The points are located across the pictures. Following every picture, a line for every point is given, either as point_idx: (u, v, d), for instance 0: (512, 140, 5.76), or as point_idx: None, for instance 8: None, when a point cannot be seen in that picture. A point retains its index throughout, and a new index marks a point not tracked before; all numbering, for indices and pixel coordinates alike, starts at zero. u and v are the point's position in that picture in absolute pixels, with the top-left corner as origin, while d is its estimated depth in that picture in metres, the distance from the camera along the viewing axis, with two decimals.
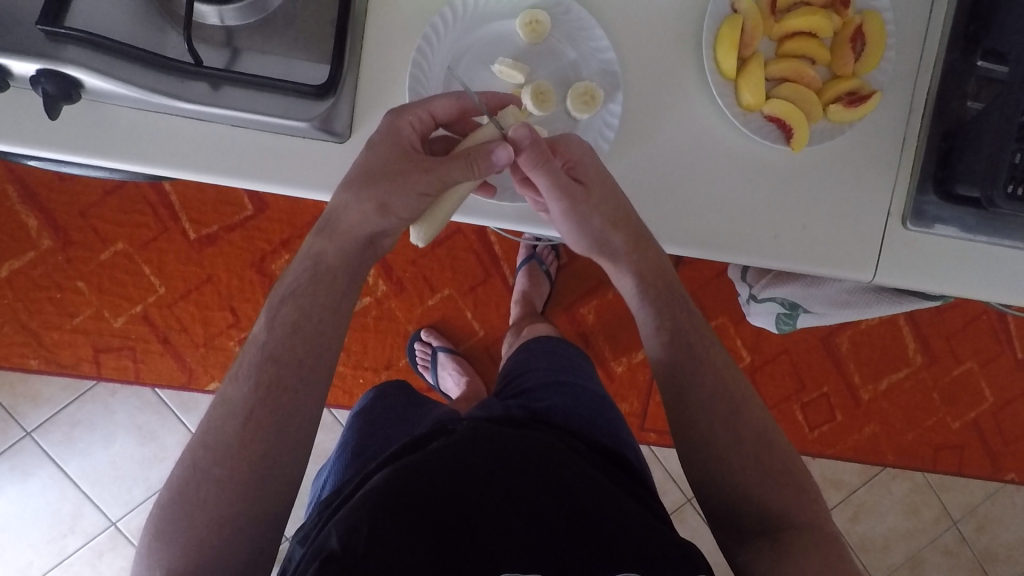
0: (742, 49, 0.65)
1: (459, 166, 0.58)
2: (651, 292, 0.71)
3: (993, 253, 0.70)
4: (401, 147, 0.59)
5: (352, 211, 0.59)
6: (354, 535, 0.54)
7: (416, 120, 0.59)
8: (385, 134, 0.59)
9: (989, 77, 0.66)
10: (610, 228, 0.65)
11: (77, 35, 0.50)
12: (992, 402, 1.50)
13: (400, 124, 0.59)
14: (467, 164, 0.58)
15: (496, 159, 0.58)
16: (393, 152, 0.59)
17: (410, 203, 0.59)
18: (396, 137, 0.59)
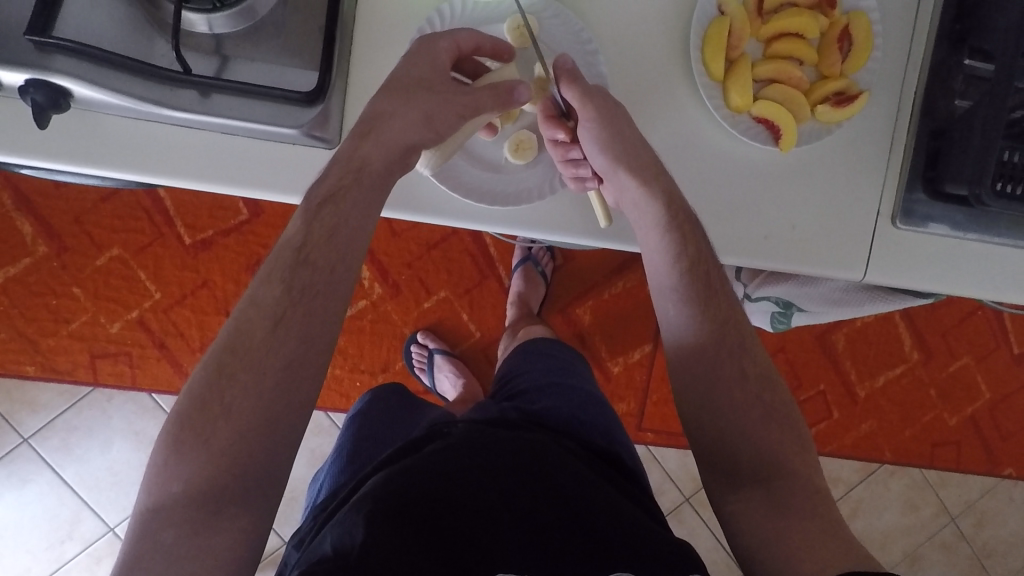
0: (730, 51, 0.66)
1: (490, 91, 0.60)
2: (682, 231, 0.65)
3: (984, 250, 0.70)
4: (433, 69, 0.60)
5: (396, 119, 0.59)
6: (351, 536, 0.54)
7: (448, 49, 0.60)
8: (419, 54, 0.60)
9: (975, 75, 0.67)
10: (640, 159, 0.64)
11: (66, 45, 0.50)
12: (989, 398, 1.51)
13: (435, 46, 0.60)
14: (496, 93, 0.61)
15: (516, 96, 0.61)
16: (427, 70, 0.60)
17: (437, 114, 0.59)
18: (429, 58, 0.60)
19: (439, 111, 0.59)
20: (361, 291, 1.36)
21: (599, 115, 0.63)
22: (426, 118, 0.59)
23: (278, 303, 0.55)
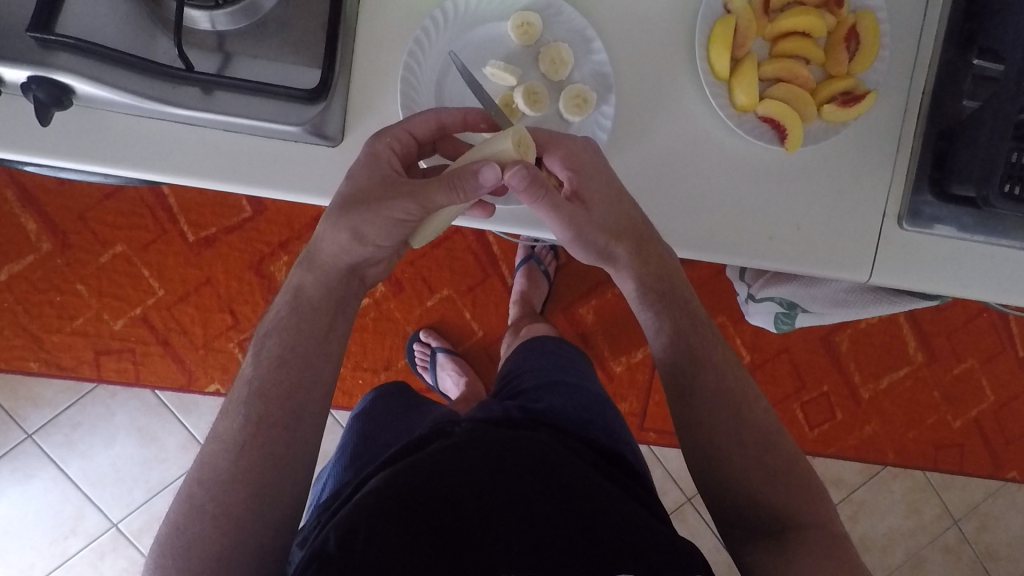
0: (736, 49, 0.65)
1: (442, 192, 0.55)
2: (652, 295, 0.68)
3: (990, 252, 0.69)
4: (382, 174, 0.59)
5: (329, 240, 0.61)
6: (353, 537, 0.55)
7: (397, 143, 0.60)
8: (365, 161, 0.59)
9: (985, 76, 0.66)
10: (611, 239, 0.64)
11: (68, 42, 0.50)
12: (993, 400, 1.50)
13: (379, 149, 0.59)
14: (449, 190, 0.54)
15: (481, 181, 0.54)
16: (375, 177, 0.58)
17: (390, 227, 0.59)
18: (378, 162, 0.59)
19: (390, 223, 0.58)
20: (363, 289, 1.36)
21: (564, 210, 0.61)
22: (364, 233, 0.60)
23: None
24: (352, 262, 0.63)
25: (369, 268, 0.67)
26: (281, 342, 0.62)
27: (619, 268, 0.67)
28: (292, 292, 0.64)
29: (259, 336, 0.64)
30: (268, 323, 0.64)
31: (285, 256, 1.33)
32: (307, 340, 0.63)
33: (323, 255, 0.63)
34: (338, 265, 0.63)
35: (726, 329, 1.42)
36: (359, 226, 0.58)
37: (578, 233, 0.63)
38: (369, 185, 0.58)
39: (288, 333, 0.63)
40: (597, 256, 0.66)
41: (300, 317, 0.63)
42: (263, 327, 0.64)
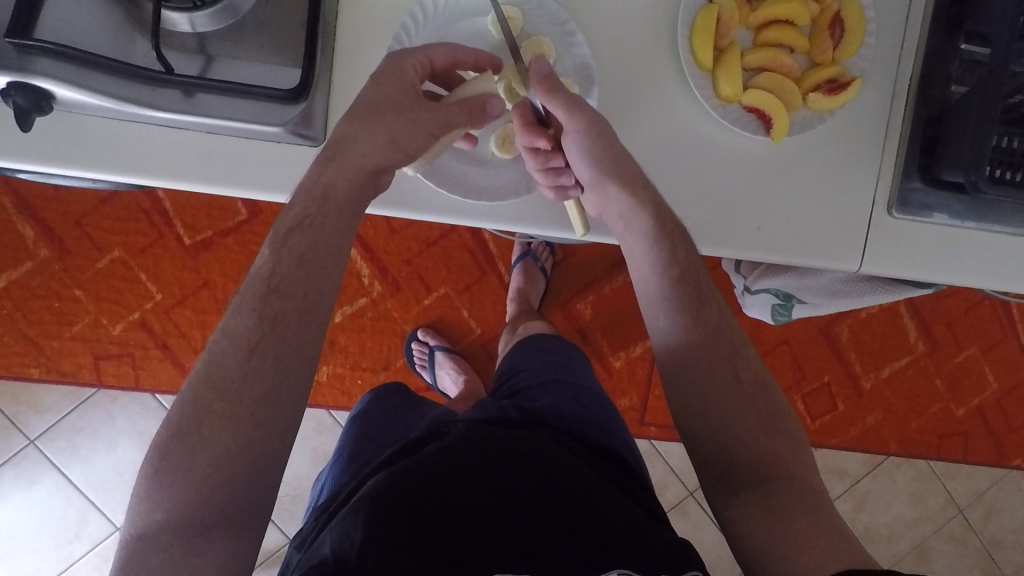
0: (719, 40, 0.65)
1: (462, 116, 0.60)
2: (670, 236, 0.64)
3: (982, 239, 0.69)
4: (406, 88, 0.59)
5: (362, 142, 0.58)
6: (348, 541, 0.54)
7: (421, 63, 0.59)
8: (388, 73, 0.59)
9: (973, 60, 0.66)
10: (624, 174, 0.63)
11: (47, 46, 0.49)
12: (996, 388, 1.49)
13: (403, 65, 0.59)
14: (469, 114, 0.60)
15: (490, 110, 0.61)
16: (402, 91, 0.58)
17: (421, 136, 0.59)
18: (401, 76, 0.59)
19: (424, 132, 0.59)
20: (360, 289, 1.36)
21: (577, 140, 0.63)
22: (393, 140, 0.58)
23: (265, 304, 0.56)
24: (380, 168, 0.58)
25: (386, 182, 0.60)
26: (305, 244, 0.57)
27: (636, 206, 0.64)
28: (319, 191, 0.58)
29: (272, 246, 0.57)
30: (290, 223, 0.58)
31: None
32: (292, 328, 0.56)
33: (357, 152, 0.58)
34: (365, 167, 0.58)
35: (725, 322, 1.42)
36: (395, 130, 0.58)
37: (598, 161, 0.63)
38: (397, 97, 0.58)
39: (275, 308, 0.56)
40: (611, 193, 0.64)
41: (314, 227, 0.58)
42: (276, 234, 0.58)
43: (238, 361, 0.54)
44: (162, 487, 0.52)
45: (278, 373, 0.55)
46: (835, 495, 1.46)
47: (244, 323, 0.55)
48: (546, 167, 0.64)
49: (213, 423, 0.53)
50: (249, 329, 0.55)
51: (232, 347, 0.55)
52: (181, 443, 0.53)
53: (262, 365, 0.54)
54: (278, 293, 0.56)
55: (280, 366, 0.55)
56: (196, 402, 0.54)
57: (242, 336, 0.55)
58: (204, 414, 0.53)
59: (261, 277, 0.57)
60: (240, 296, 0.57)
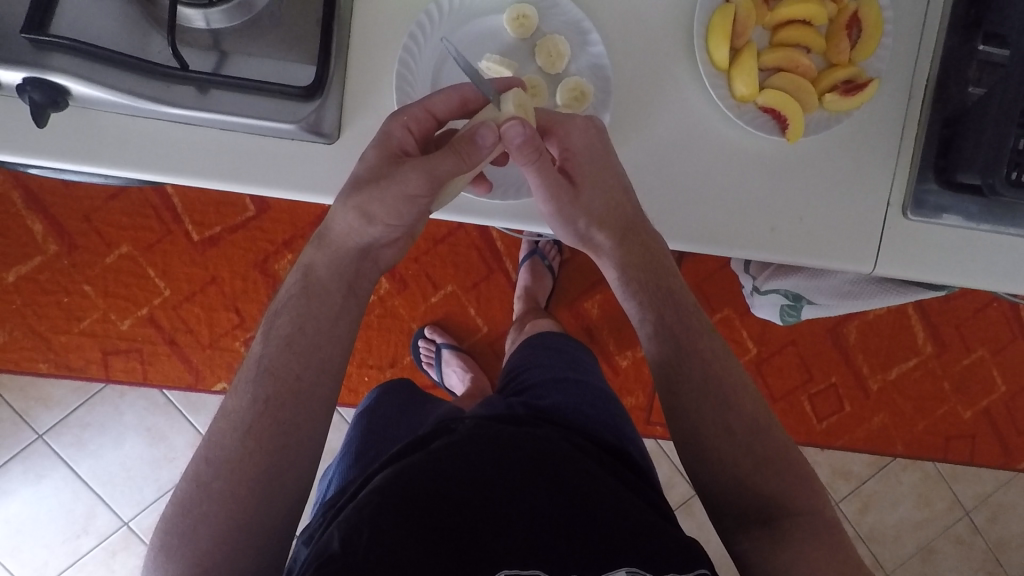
0: (735, 39, 0.64)
1: (449, 160, 0.57)
2: (636, 287, 0.68)
3: (996, 240, 0.68)
4: (393, 151, 0.59)
5: (341, 221, 0.60)
6: (357, 535, 0.54)
7: (413, 120, 0.59)
8: (378, 138, 0.59)
9: (991, 62, 0.65)
10: (595, 225, 0.65)
11: (63, 42, 0.50)
12: (1004, 390, 1.48)
13: (392, 127, 0.59)
14: (457, 158, 0.56)
15: (479, 142, 0.56)
16: (385, 157, 0.59)
17: (400, 205, 0.59)
18: (389, 140, 0.59)
19: (400, 201, 0.58)
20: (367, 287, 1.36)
21: (552, 182, 0.62)
22: (366, 216, 0.59)
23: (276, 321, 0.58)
24: (364, 243, 0.62)
25: (384, 248, 0.65)
26: (292, 322, 0.61)
27: (601, 256, 0.68)
28: (302, 273, 0.63)
29: (269, 315, 0.62)
30: (280, 302, 0.63)
31: (289, 255, 1.33)
32: (288, 406, 0.58)
33: (332, 234, 0.62)
34: (350, 246, 0.62)
35: (732, 322, 1.41)
36: (368, 205, 0.59)
37: (561, 213, 0.64)
38: (379, 166, 0.59)
39: (269, 390, 0.58)
40: (578, 243, 0.68)
41: (301, 296, 0.62)
42: (274, 307, 0.63)
43: (234, 442, 0.57)
44: (169, 557, 0.54)
45: (263, 442, 0.57)
46: (841, 496, 1.46)
47: (241, 406, 0.58)
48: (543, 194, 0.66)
49: (211, 499, 0.55)
50: (244, 412, 0.58)
51: (230, 428, 0.58)
52: (184, 519, 0.55)
53: (258, 443, 0.56)
54: (271, 375, 0.59)
55: (274, 439, 0.57)
56: (197, 482, 0.56)
57: (239, 418, 0.58)
58: (205, 490, 0.55)
59: (255, 360, 0.60)
60: (240, 379, 0.60)
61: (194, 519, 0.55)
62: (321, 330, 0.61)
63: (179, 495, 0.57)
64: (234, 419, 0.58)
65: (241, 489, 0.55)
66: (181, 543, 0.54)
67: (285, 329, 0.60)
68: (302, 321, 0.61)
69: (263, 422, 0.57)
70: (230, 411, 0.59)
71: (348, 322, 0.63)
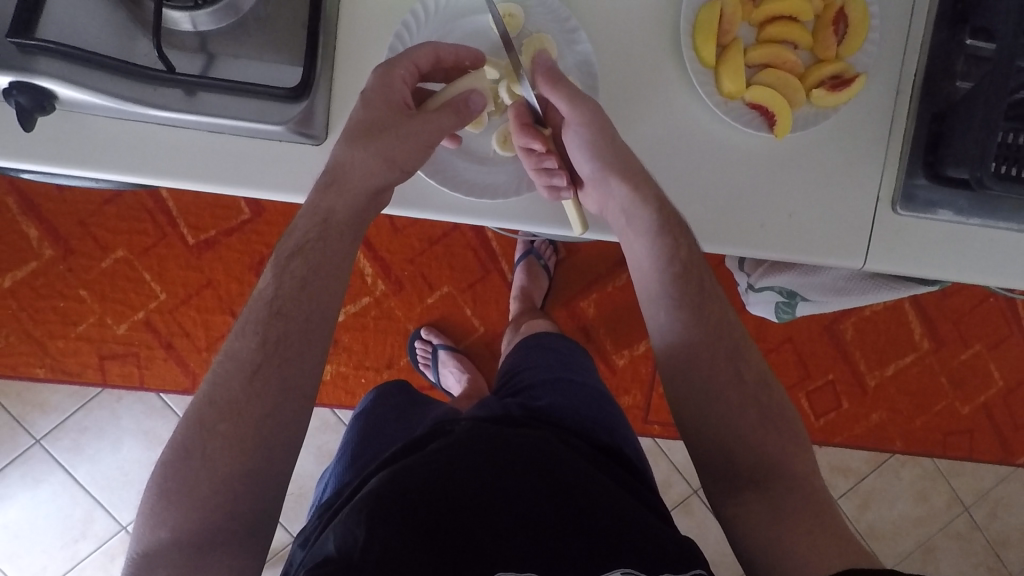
0: (722, 36, 0.64)
1: (450, 117, 0.60)
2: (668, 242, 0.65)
3: (986, 235, 0.68)
4: (396, 102, 0.60)
5: (359, 165, 0.59)
6: (352, 539, 0.54)
7: (408, 74, 0.60)
8: (376, 89, 0.60)
9: (978, 56, 0.65)
10: (628, 162, 0.64)
11: (48, 47, 0.49)
12: (1001, 386, 1.48)
13: (392, 78, 0.60)
14: (455, 116, 0.61)
15: (473, 105, 0.61)
16: (391, 106, 0.60)
17: (416, 149, 0.60)
18: (389, 91, 0.60)
19: (416, 146, 0.60)
20: (363, 289, 1.36)
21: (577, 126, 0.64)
22: (387, 159, 0.60)
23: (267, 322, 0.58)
24: (380, 186, 0.61)
25: (392, 194, 0.63)
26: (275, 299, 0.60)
27: (639, 207, 0.65)
28: (320, 217, 0.60)
29: (274, 274, 0.60)
30: (296, 239, 0.60)
31: None
32: (273, 379, 0.56)
33: (353, 174, 0.60)
34: (366, 191, 0.61)
35: None
36: (388, 150, 0.59)
37: (596, 151, 0.65)
38: (386, 116, 0.60)
39: (278, 330, 0.58)
40: (620, 184, 0.65)
41: None
42: (285, 246, 0.61)
43: (240, 383, 0.56)
44: (167, 509, 0.54)
45: None
46: (840, 493, 1.46)
47: (248, 347, 0.57)
48: (539, 168, 0.64)
49: None
50: (252, 353, 0.57)
51: (235, 370, 0.56)
52: (175, 482, 0.54)
53: (265, 384, 0.56)
54: (273, 322, 0.58)
55: (282, 381, 0.56)
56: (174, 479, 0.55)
57: (246, 359, 0.57)
58: (209, 435, 0.55)
59: (264, 300, 0.59)
60: (246, 319, 0.59)
61: (174, 518, 0.53)
62: (332, 268, 0.60)
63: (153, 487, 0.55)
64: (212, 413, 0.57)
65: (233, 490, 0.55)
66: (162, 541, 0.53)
67: None
68: None
69: (271, 362, 0.57)
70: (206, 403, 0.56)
71: None
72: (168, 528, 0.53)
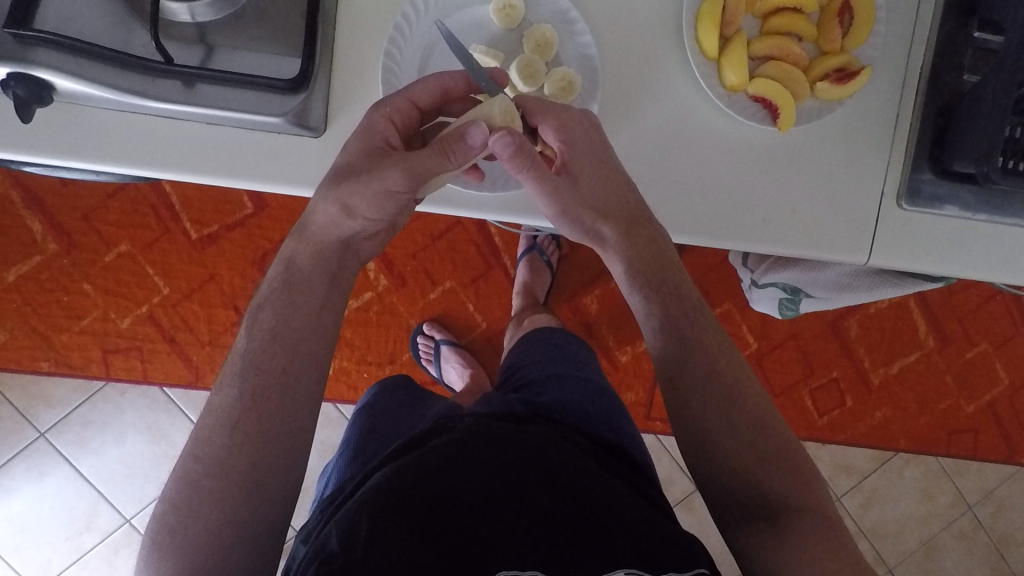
0: (725, 27, 0.64)
1: (432, 159, 0.56)
2: (642, 279, 0.68)
3: (993, 230, 0.68)
4: (376, 144, 0.59)
5: (321, 213, 0.60)
6: (354, 535, 0.54)
7: (396, 113, 0.59)
8: (362, 131, 0.59)
9: (985, 49, 0.64)
10: (599, 221, 0.64)
11: (46, 37, 0.50)
12: (1008, 384, 1.47)
13: (376, 119, 0.59)
14: (441, 152, 0.56)
15: (469, 141, 0.55)
16: (368, 148, 0.59)
17: (378, 199, 0.59)
18: (372, 132, 0.59)
19: (379, 196, 0.58)
20: (366, 284, 1.36)
21: (552, 185, 0.61)
22: (344, 209, 0.59)
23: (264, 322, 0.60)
24: (345, 235, 0.63)
25: (364, 241, 0.66)
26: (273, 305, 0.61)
27: (607, 249, 0.68)
28: (284, 264, 0.64)
29: (252, 308, 0.63)
30: (262, 296, 0.63)
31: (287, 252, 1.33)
32: (274, 403, 0.59)
33: (316, 226, 0.62)
34: (332, 238, 0.63)
35: (732, 317, 1.40)
36: (349, 200, 0.58)
37: (566, 211, 0.63)
38: (362, 158, 0.58)
39: (256, 383, 0.59)
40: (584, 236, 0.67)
41: (289, 290, 0.62)
42: (257, 300, 0.63)
43: (222, 437, 0.57)
44: (158, 554, 0.54)
45: (255, 441, 0.57)
46: (843, 491, 1.45)
47: (228, 400, 0.58)
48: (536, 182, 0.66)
49: (201, 494, 0.56)
50: (231, 407, 0.58)
51: (217, 424, 0.58)
52: (176, 514, 0.55)
53: (246, 439, 0.57)
54: (256, 369, 0.59)
55: (261, 435, 0.57)
56: (187, 479, 0.57)
57: (227, 412, 0.58)
58: (194, 486, 0.56)
59: (239, 354, 0.60)
60: (225, 371, 0.61)
61: (186, 516, 0.55)
62: (305, 320, 0.62)
63: (169, 494, 0.57)
64: (221, 413, 0.58)
65: (231, 484, 0.56)
66: (172, 541, 0.55)
67: (276, 326, 0.60)
68: (281, 310, 0.61)
69: (251, 416, 0.58)
70: (216, 407, 0.59)
71: (332, 312, 0.63)
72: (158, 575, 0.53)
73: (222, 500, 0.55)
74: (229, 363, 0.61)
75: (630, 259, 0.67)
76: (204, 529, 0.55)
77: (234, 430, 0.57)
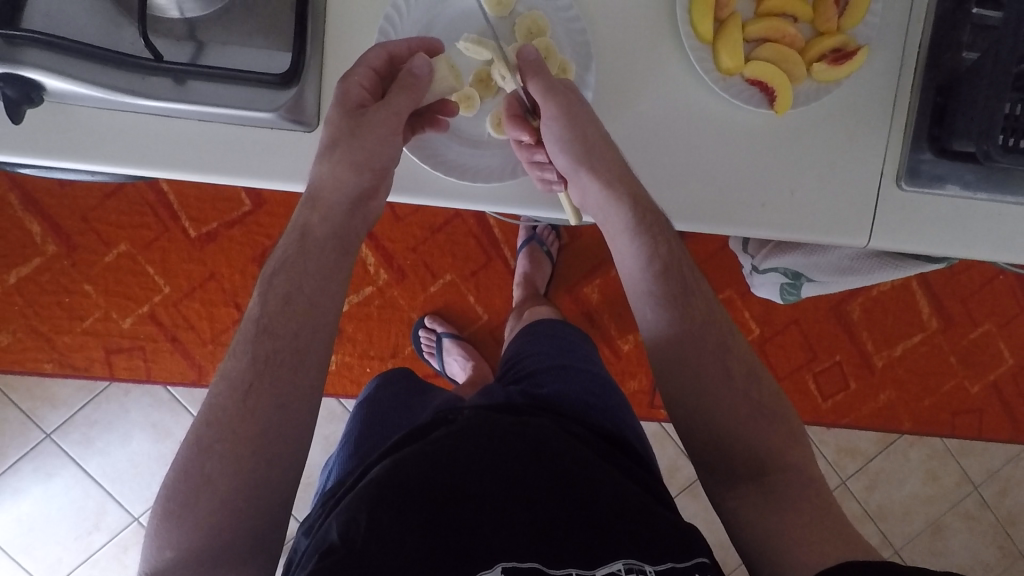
0: (719, 10, 0.63)
1: (402, 95, 0.59)
2: (640, 230, 0.65)
3: (993, 209, 0.67)
4: (354, 106, 0.60)
5: (329, 177, 0.60)
6: (354, 526, 0.54)
7: (365, 77, 0.60)
8: (336, 100, 0.60)
9: (985, 25, 0.64)
10: (605, 140, 0.63)
11: (34, 37, 0.49)
12: (1011, 363, 1.47)
13: (348, 87, 0.60)
14: (407, 91, 0.59)
15: (417, 72, 0.59)
16: (345, 111, 0.60)
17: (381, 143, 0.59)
18: (347, 99, 0.60)
19: (381, 143, 0.59)
20: (366, 278, 1.36)
21: (557, 90, 0.62)
22: (355, 165, 0.59)
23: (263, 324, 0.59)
24: (354, 195, 0.61)
25: (370, 202, 0.63)
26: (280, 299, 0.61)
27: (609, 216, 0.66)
28: (297, 233, 0.62)
29: (266, 274, 0.61)
30: (278, 260, 0.61)
31: None
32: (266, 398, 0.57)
33: (322, 192, 0.60)
34: (341, 200, 0.61)
35: (735, 303, 1.40)
36: (353, 156, 0.59)
37: (573, 116, 0.62)
38: (345, 121, 0.59)
39: (266, 363, 0.59)
40: (589, 164, 0.64)
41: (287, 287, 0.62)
42: (271, 265, 0.62)
43: (234, 404, 0.56)
44: (170, 529, 0.54)
45: (254, 445, 0.56)
46: (847, 474, 1.45)
47: (232, 387, 0.57)
48: (531, 161, 0.65)
49: (213, 462, 0.55)
50: (238, 391, 0.58)
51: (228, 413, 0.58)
52: (187, 485, 0.55)
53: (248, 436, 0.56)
54: (270, 338, 0.59)
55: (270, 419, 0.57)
56: (198, 446, 0.56)
57: (238, 378, 0.57)
58: (206, 459, 0.55)
59: (250, 337, 0.60)
60: (237, 341, 0.60)
61: (196, 489, 0.55)
62: (316, 302, 0.61)
63: (179, 463, 0.56)
64: (233, 380, 0.57)
65: (229, 485, 0.55)
66: (183, 511, 0.54)
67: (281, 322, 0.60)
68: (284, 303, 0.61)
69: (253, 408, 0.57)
70: (229, 374, 0.58)
71: (342, 280, 0.62)
72: (169, 548, 0.54)
73: (225, 498, 0.55)
74: (238, 334, 0.60)
75: (635, 201, 0.64)
76: (207, 521, 0.54)
77: (245, 399, 0.56)
